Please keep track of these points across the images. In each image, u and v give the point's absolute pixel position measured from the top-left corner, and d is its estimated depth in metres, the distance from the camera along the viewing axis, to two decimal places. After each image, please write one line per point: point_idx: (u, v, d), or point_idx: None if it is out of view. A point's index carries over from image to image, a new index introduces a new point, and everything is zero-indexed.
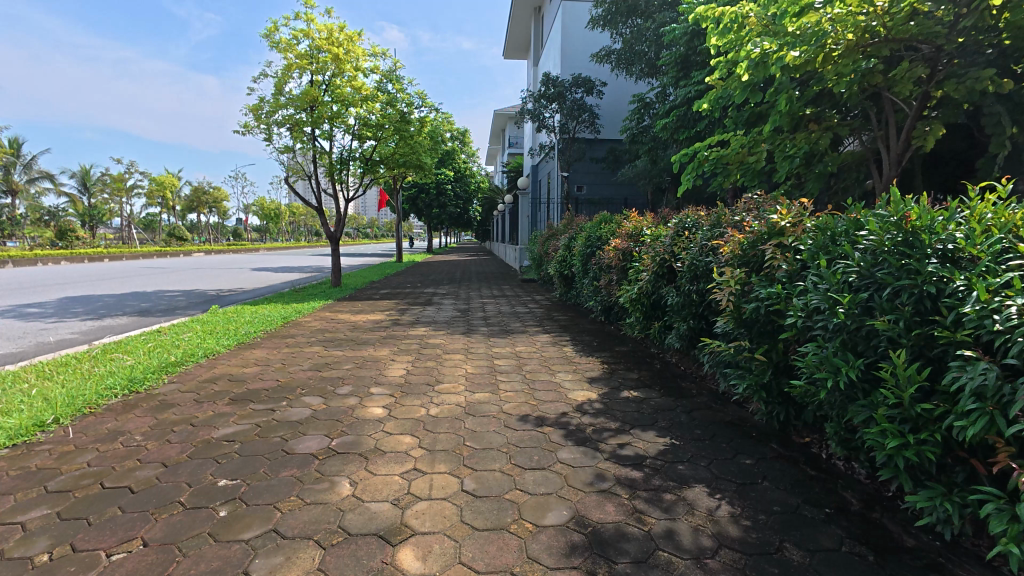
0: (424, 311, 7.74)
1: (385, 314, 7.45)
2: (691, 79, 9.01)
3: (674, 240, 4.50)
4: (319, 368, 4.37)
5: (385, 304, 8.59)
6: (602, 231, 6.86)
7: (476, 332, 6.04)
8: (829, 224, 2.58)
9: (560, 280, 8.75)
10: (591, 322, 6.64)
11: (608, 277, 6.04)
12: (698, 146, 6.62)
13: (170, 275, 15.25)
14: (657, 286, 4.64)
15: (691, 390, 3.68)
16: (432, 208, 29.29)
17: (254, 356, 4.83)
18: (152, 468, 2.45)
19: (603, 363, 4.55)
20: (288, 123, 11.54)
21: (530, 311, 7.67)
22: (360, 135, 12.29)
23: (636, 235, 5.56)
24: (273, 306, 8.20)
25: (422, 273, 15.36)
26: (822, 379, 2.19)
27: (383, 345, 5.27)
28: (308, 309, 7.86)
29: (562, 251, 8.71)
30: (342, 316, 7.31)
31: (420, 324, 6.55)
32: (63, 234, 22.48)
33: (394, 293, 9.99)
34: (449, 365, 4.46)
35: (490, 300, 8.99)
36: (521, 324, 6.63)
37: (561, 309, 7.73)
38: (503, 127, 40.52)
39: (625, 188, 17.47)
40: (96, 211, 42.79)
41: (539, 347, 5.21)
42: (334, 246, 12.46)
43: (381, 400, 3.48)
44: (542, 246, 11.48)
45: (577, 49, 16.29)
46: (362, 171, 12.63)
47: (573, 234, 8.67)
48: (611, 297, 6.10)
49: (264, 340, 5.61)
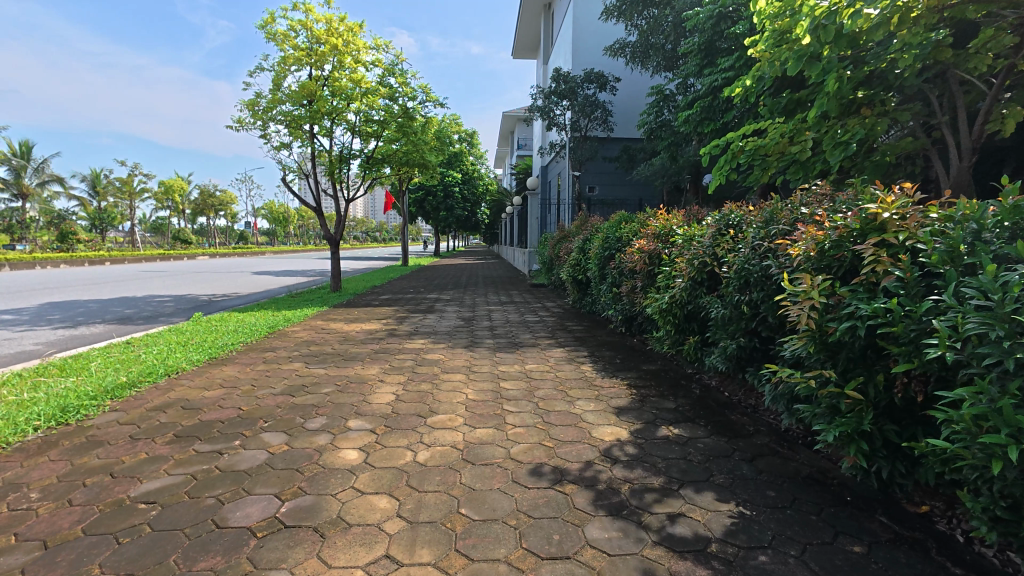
0: (425, 319, 7.05)
1: (382, 322, 6.78)
2: (716, 67, 8.29)
3: (716, 240, 3.79)
4: (293, 392, 3.68)
5: (384, 311, 7.91)
6: (622, 231, 6.13)
7: (480, 345, 5.34)
8: (967, 214, 1.88)
9: (573, 286, 8.03)
10: (610, 333, 5.92)
11: (630, 284, 5.32)
12: (731, 137, 5.89)
13: (167, 279, 14.71)
14: (694, 295, 3.93)
15: (747, 427, 2.95)
16: (440, 210, 28.72)
17: (222, 376, 4.16)
18: (24, 552, 1.77)
19: (630, 386, 3.82)
20: (286, 119, 11.00)
21: (540, 320, 6.95)
22: (361, 133, 11.70)
23: (665, 236, 4.84)
24: (261, 314, 7.54)
25: (427, 277, 14.71)
26: (992, 443, 1.47)
27: (373, 361, 4.58)
28: (298, 317, 7.21)
29: (575, 254, 7.99)
30: (334, 325, 6.65)
31: (419, 336, 5.86)
32: (64, 237, 22.12)
33: (395, 300, 9.33)
34: (447, 388, 3.76)
35: (498, 307, 8.30)
36: (532, 335, 5.91)
37: (576, 318, 7.01)
38: (512, 129, 39.98)
39: (639, 188, 16.72)
40: (106, 215, 42.82)
41: (553, 364, 4.49)
42: (334, 248, 11.84)
43: (359, 439, 2.78)
44: (553, 249, 10.78)
45: (589, 45, 15.65)
46: (364, 170, 12.03)
47: (587, 236, 7.95)
48: (633, 306, 5.38)
49: (241, 354, 4.95)
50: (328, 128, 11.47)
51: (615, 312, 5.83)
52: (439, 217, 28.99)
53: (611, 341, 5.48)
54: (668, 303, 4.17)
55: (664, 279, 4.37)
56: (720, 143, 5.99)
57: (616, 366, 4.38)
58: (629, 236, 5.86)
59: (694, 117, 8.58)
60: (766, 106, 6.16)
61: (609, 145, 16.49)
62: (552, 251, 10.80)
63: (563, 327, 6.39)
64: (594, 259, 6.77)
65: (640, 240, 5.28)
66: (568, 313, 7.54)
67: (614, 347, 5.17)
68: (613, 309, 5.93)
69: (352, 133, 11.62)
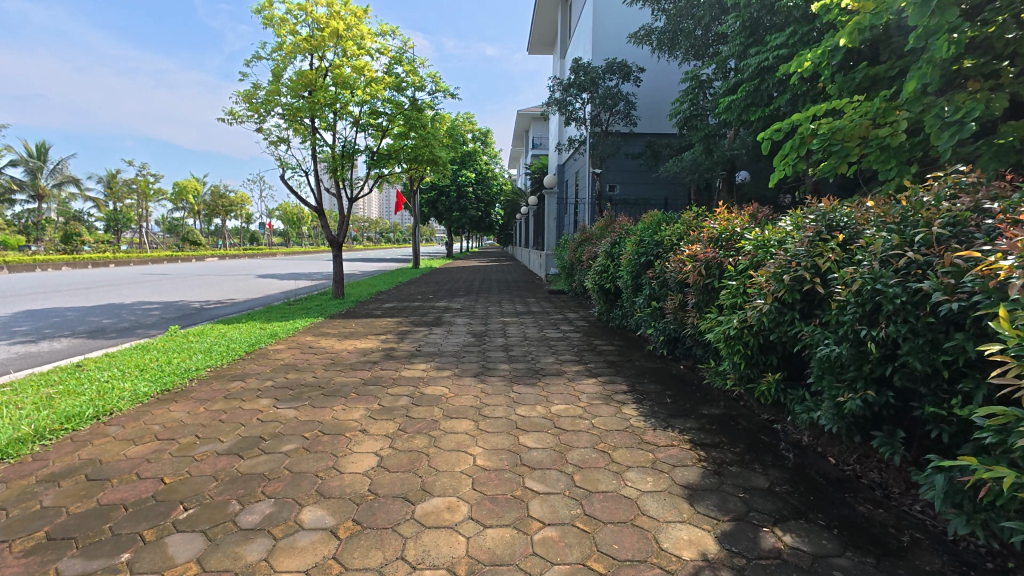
0: (430, 335, 6.12)
1: (381, 340, 5.88)
2: (765, 45, 7.24)
3: (813, 246, 2.81)
4: (244, 450, 2.76)
5: (385, 324, 6.99)
6: (664, 234, 5.11)
7: (493, 373, 4.39)
8: None
9: (600, 296, 7.02)
10: (649, 357, 4.92)
11: (677, 302, 4.32)
12: (798, 118, 4.80)
13: (166, 283, 14.07)
14: (779, 322, 2.97)
15: (896, 532, 1.97)
16: (452, 211, 27.83)
17: (163, 419, 3.26)
18: None
19: (696, 443, 2.85)
20: (286, 113, 10.20)
21: (564, 337, 5.97)
22: (367, 128, 10.87)
23: (727, 240, 3.85)
24: (246, 328, 6.68)
25: (437, 282, 13.81)
26: None
27: (358, 399, 3.65)
28: (287, 332, 6.34)
29: (602, 259, 7.00)
30: (325, 343, 5.75)
31: (421, 358, 4.92)
32: (68, 239, 21.59)
33: (400, 309, 8.42)
34: (448, 447, 2.80)
35: (514, 319, 7.34)
36: (556, 358, 4.95)
37: (605, 336, 6.02)
38: (526, 128, 39.00)
39: (664, 182, 15.57)
40: (121, 216, 42.84)
41: (586, 405, 3.51)
42: (337, 251, 11.00)
43: (312, 551, 1.85)
44: (574, 253, 9.77)
45: (611, 34, 14.62)
46: (369, 168, 11.17)
47: (617, 238, 6.94)
48: (683, 327, 4.38)
49: (202, 385, 4.06)
50: (330, 122, 10.64)
51: (656, 333, 4.84)
52: (452, 218, 28.11)
53: (654, 369, 4.48)
54: (744, 330, 3.19)
55: (732, 298, 3.40)
56: (783, 126, 4.89)
57: (671, 411, 3.39)
58: (676, 241, 4.85)
59: (737, 103, 7.52)
60: (839, 85, 5.12)
61: (631, 141, 15.42)
62: (572, 254, 9.80)
63: (592, 347, 5.40)
64: (627, 266, 5.77)
65: (691, 245, 4.28)
66: (595, 329, 6.53)
67: (661, 378, 4.18)
68: (653, 329, 4.94)
69: (357, 127, 10.76)
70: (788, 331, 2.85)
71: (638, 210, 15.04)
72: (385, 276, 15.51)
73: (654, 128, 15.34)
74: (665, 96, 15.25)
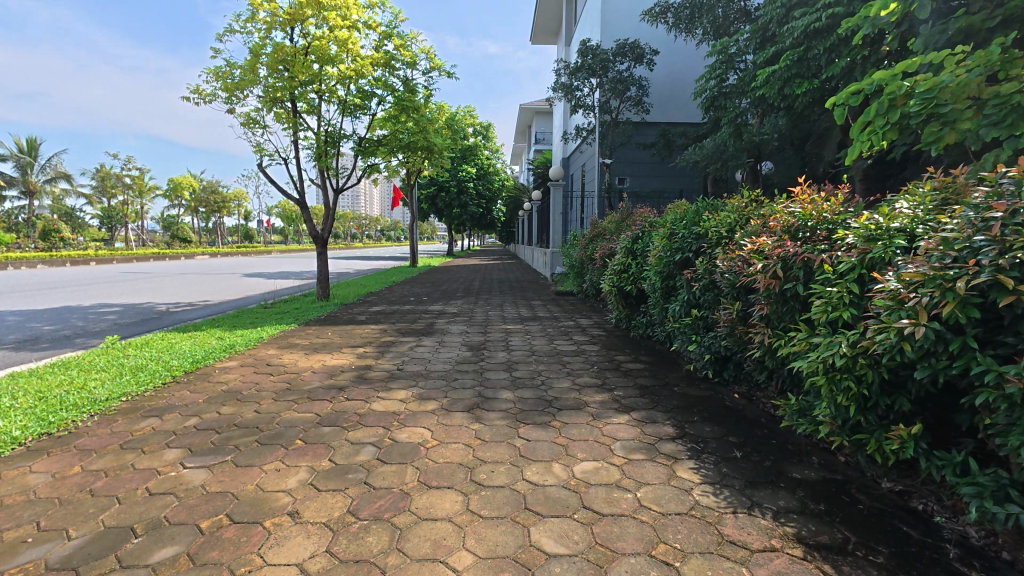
0: (416, 349, 5.08)
1: (357, 354, 4.85)
2: (812, 6, 6.19)
3: (991, 233, 1.80)
4: (88, 562, 1.72)
5: (366, 333, 5.96)
6: (708, 225, 4.09)
7: (491, 405, 3.36)
8: None
9: (618, 299, 6.01)
10: (689, 381, 3.90)
11: (735, 313, 3.30)
12: (886, 76, 3.72)
13: (140, 283, 12.99)
14: (929, 351, 1.95)
15: None
16: (452, 207, 26.75)
17: (8, 490, 2.23)
18: None
19: (811, 544, 1.82)
20: (263, 94, 9.19)
21: (579, 351, 4.96)
22: (355, 112, 9.84)
23: (812, 231, 2.82)
24: (202, 338, 5.66)
25: (433, 281, 12.80)
26: None
27: (302, 451, 2.60)
28: (248, 344, 5.30)
29: (620, 255, 6.01)
30: (287, 358, 4.73)
31: (401, 382, 3.89)
32: (47, 236, 20.40)
33: (388, 314, 7.40)
34: (417, 554, 1.76)
35: (517, 326, 6.32)
36: (572, 381, 3.92)
37: (628, 350, 5.00)
38: (529, 122, 37.88)
39: (677, 173, 14.52)
40: (114, 212, 41.84)
41: (624, 463, 2.47)
42: (321, 248, 9.95)
43: None
44: (584, 249, 8.72)
45: (622, 14, 13.55)
46: (358, 156, 10.14)
47: (640, 231, 5.94)
48: (742, 346, 3.36)
49: (101, 424, 3.03)
50: (314, 105, 9.62)
51: (702, 352, 3.82)
52: (452, 215, 27.03)
53: (701, 400, 3.46)
54: (862, 360, 2.18)
55: (835, 313, 2.38)
56: (865, 88, 3.82)
57: (749, 474, 2.34)
58: (725, 233, 3.84)
59: (778, 75, 6.47)
60: (928, 37, 4.06)
61: (643, 130, 14.37)
62: (583, 251, 8.75)
63: (616, 365, 4.37)
64: (656, 265, 4.77)
65: (753, 238, 3.25)
66: (614, 340, 5.51)
67: (716, 414, 3.14)
68: (696, 345, 3.93)
69: (344, 111, 9.75)
70: (954, 367, 1.83)
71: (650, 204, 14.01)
72: (379, 275, 14.47)
73: (668, 115, 14.27)
74: (679, 81, 14.16)
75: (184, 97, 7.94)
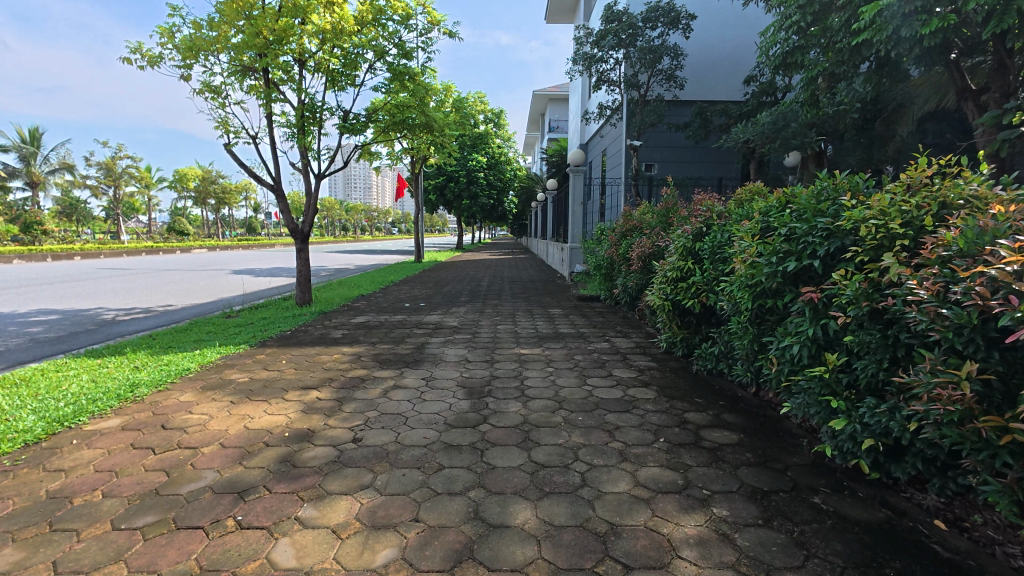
0: (391, 394, 3.54)
1: (305, 406, 3.32)
2: None
3: None
4: None
5: (333, 362, 4.45)
6: (856, 215, 2.51)
7: (498, 549, 1.81)
8: None
9: (671, 317, 4.51)
10: (828, 478, 2.33)
11: (970, 386, 1.74)
12: None
13: (112, 281, 11.64)
14: None
15: None
16: (462, 198, 25.15)
17: None
18: None
19: None
20: (230, 60, 7.70)
21: (628, 400, 3.40)
22: (341, 82, 8.29)
23: None
24: (107, 371, 4.16)
25: (435, 282, 11.26)
26: None
27: None
28: (163, 382, 3.81)
29: (675, 256, 4.50)
30: (198, 412, 3.20)
31: (350, 476, 2.34)
32: (29, 229, 19.21)
33: (372, 330, 5.88)
34: None
35: (534, 351, 4.77)
36: (634, 475, 2.36)
37: (700, 399, 3.44)
38: (544, 110, 36.11)
39: (713, 157, 12.79)
40: (119, 204, 41.05)
41: None
42: (302, 244, 8.46)
43: None
44: (616, 247, 7.13)
45: None
46: (346, 135, 8.43)
47: (704, 225, 4.39)
48: (971, 446, 1.81)
49: None
50: (294, 74, 8.13)
51: (858, 433, 2.25)
52: (461, 206, 25.42)
53: (881, 537, 1.89)
54: None
55: None
56: None
57: None
58: (905, 232, 2.28)
59: (890, 12, 4.78)
60: None
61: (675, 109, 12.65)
62: (614, 250, 7.14)
63: (693, 434, 2.82)
64: (746, 275, 3.21)
65: (1013, 245, 1.69)
66: (671, 378, 3.95)
67: None
68: (839, 418, 2.37)
69: (327, 80, 8.23)
70: None
71: (683, 192, 12.31)
72: (378, 272, 12.99)
73: (703, 92, 12.55)
74: (717, 52, 12.38)
75: (124, 59, 6.45)
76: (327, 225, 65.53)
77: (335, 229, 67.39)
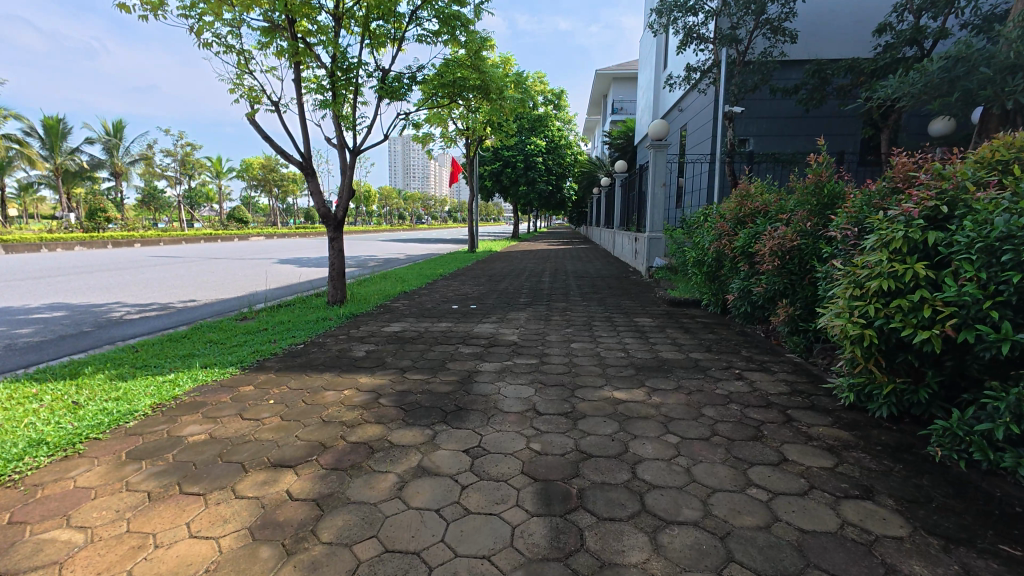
0: (410, 494, 2.04)
1: (257, 520, 1.87)
2: None
3: None
4: None
5: (338, 406, 3.02)
6: None
7: None
8: None
9: (874, 355, 2.75)
10: None
11: None
12: None
13: (153, 270, 11.03)
14: None
15: None
16: (519, 184, 23.56)
17: None
18: None
19: None
20: (251, 12, 6.49)
21: (858, 542, 1.73)
22: (380, 35, 6.87)
23: None
24: (28, 411, 2.93)
25: (490, 277, 9.77)
26: None
27: None
28: (78, 443, 2.50)
29: (878, 254, 2.75)
30: (75, 525, 1.84)
31: None
32: (93, 216, 19.64)
33: (406, 346, 4.44)
34: None
35: (637, 396, 3.13)
36: None
37: (1011, 549, 1.71)
38: (607, 90, 33.76)
39: (826, 129, 10.46)
40: (191, 194, 42.87)
41: None
42: (336, 232, 7.19)
43: None
44: (729, 239, 5.29)
45: None
46: (386, 101, 7.05)
47: (942, 205, 2.62)
48: None
49: None
50: (325, 28, 6.81)
51: None
52: (518, 193, 23.87)
53: None
54: None
55: None
56: None
57: None
58: None
59: None
60: None
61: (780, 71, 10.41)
62: (726, 242, 5.31)
63: None
64: None
65: None
66: (904, 475, 2.21)
67: None
68: None
69: (363, 35, 6.87)
70: None
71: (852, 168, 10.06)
72: (428, 264, 11.71)
73: (815, 48, 10.24)
74: None
75: (120, 6, 5.34)
76: (385, 214, 66.18)
77: (392, 218, 68.04)
